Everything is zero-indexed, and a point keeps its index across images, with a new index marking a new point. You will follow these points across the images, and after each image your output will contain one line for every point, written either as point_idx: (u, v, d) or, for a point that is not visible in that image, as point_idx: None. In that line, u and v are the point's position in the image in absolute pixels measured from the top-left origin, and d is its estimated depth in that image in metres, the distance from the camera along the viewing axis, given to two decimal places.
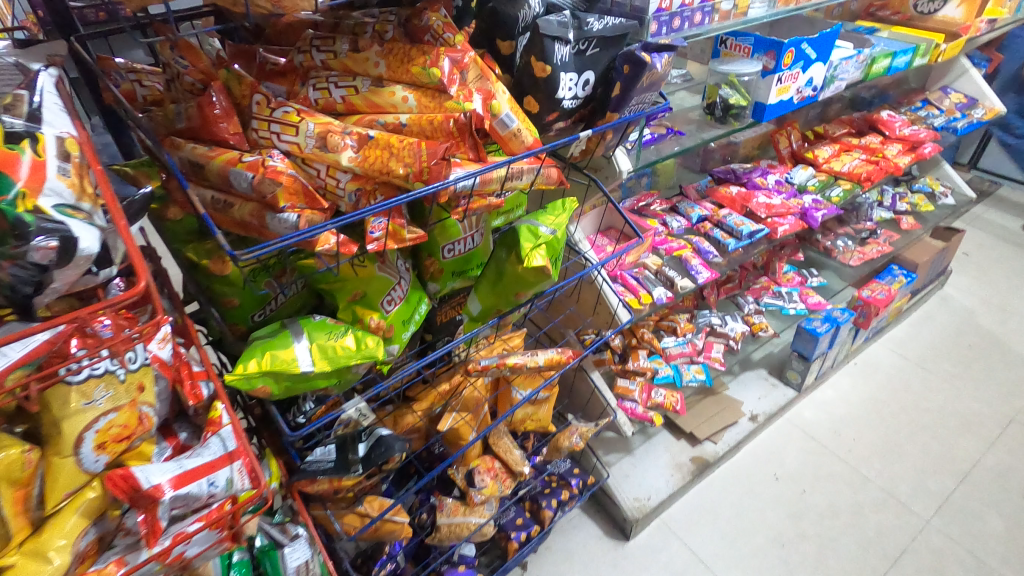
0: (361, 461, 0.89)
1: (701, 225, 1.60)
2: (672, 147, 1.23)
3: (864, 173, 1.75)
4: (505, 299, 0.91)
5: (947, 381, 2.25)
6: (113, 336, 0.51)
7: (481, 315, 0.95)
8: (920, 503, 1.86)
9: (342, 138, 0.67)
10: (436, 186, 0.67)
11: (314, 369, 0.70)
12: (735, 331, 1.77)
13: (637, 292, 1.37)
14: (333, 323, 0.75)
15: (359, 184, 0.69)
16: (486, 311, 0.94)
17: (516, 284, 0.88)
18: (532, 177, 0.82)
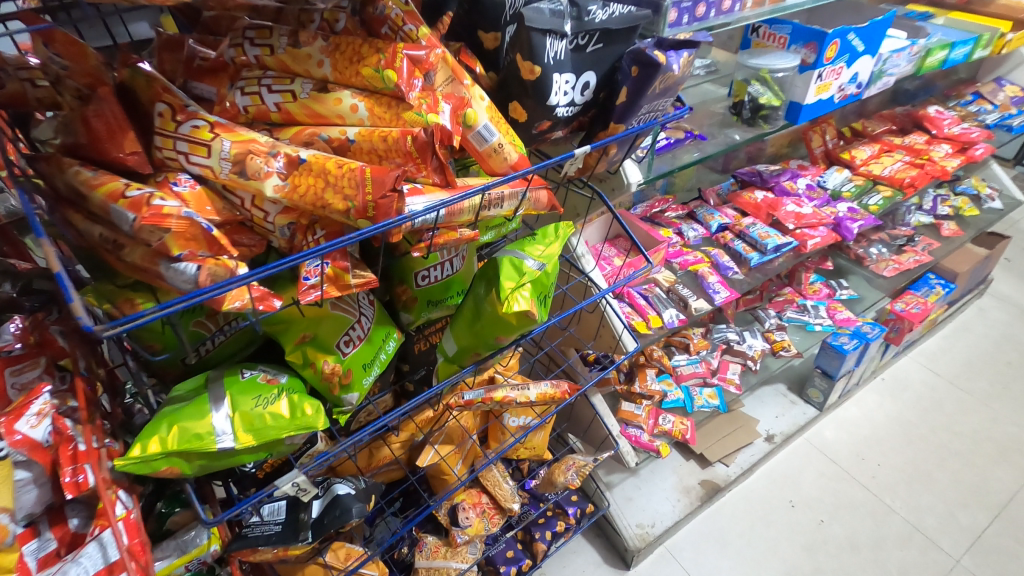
0: (313, 526, 0.76)
1: (721, 235, 1.44)
2: (690, 154, 1.07)
3: (907, 179, 1.57)
4: (485, 343, 0.77)
5: (984, 402, 2.08)
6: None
7: (459, 359, 0.81)
8: (949, 539, 1.71)
9: (265, 160, 0.53)
10: (383, 226, 0.53)
11: (235, 444, 0.57)
12: (753, 350, 1.62)
13: (646, 314, 1.22)
14: (265, 382, 0.61)
15: (291, 217, 0.56)
16: (464, 355, 0.80)
17: (495, 327, 0.73)
18: (516, 204, 0.68)
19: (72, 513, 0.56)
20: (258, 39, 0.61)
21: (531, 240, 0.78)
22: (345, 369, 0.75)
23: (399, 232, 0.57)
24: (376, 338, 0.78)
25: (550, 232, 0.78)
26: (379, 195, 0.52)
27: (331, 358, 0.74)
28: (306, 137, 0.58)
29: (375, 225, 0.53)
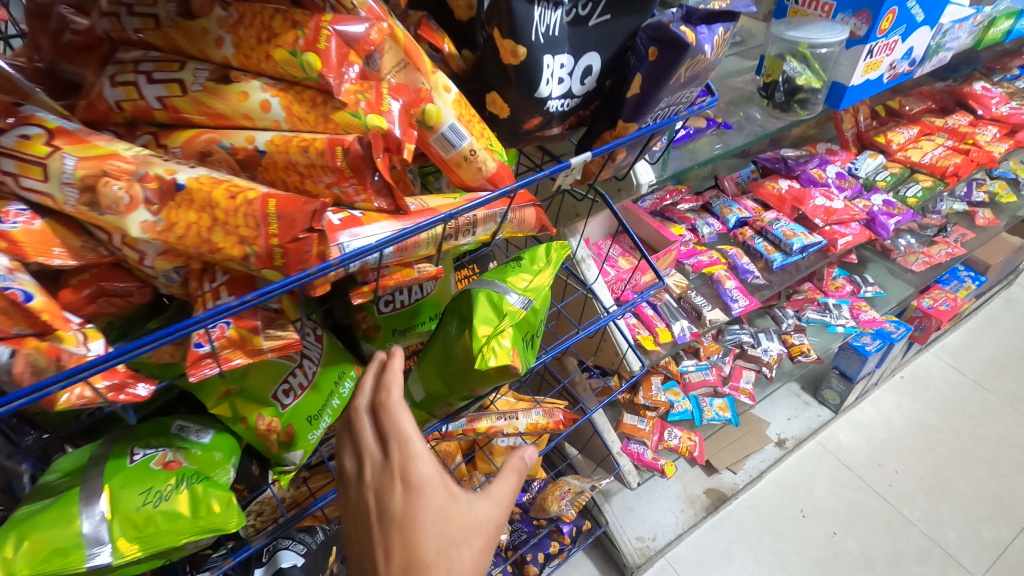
0: None
1: (739, 231, 1.28)
2: (712, 146, 0.91)
3: (951, 167, 1.40)
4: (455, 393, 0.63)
5: (1009, 404, 1.95)
6: None
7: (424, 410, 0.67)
8: (970, 555, 1.59)
9: (125, 186, 0.37)
10: (294, 282, 0.38)
11: (114, 558, 0.43)
12: (769, 355, 1.45)
13: (653, 327, 1.07)
14: (160, 467, 0.47)
15: (175, 260, 0.40)
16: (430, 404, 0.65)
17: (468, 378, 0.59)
18: (494, 227, 0.52)
19: None
20: (136, 6, 0.44)
21: (511, 264, 0.64)
22: (285, 425, 0.60)
23: (326, 281, 0.41)
24: (325, 384, 0.63)
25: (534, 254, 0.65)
26: (289, 238, 0.37)
27: (267, 412, 0.60)
28: (201, 145, 0.43)
29: (282, 281, 0.38)
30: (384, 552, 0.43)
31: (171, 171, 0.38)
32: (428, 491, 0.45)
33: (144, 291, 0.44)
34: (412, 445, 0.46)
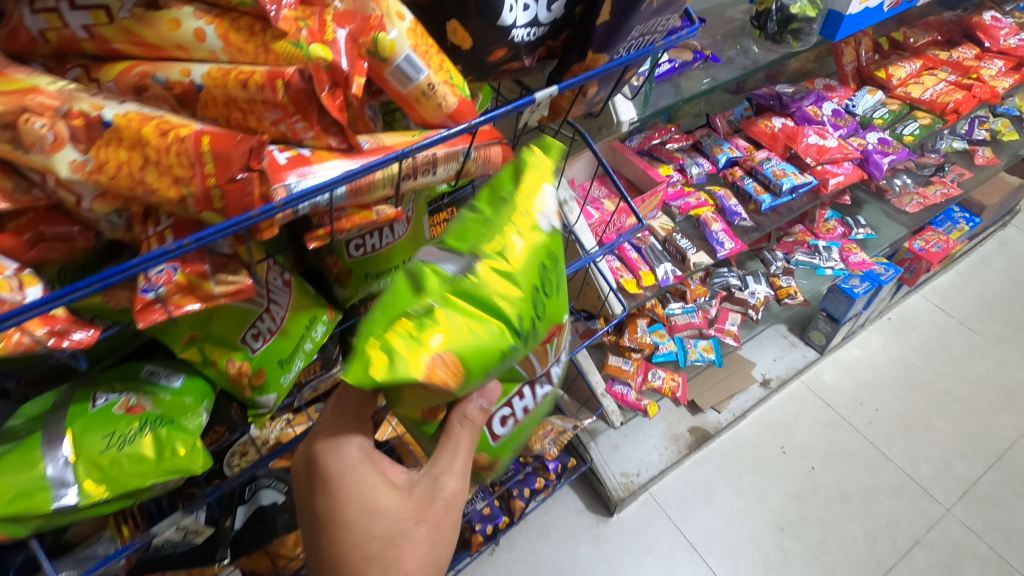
0: (230, 543, 0.67)
1: (729, 171, 1.25)
2: (700, 80, 0.87)
3: (951, 103, 1.35)
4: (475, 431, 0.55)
5: (993, 344, 1.97)
6: None
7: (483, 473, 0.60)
8: (942, 489, 1.65)
9: (47, 123, 0.35)
10: (234, 226, 0.36)
11: (81, 498, 0.44)
12: (756, 298, 1.45)
13: (636, 271, 1.06)
14: (123, 412, 0.47)
15: (113, 202, 0.39)
16: (502, 446, 0.58)
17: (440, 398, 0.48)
18: (455, 167, 0.50)
19: None
20: None
21: None
22: (256, 368, 0.60)
23: (273, 224, 0.40)
24: (295, 329, 0.63)
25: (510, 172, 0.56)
26: (226, 178, 0.35)
27: (236, 356, 0.59)
28: (134, 80, 0.40)
29: (221, 225, 0.36)
30: (330, 560, 0.46)
31: (97, 107, 0.36)
32: (352, 488, 0.47)
33: (88, 236, 0.42)
34: (331, 445, 0.48)
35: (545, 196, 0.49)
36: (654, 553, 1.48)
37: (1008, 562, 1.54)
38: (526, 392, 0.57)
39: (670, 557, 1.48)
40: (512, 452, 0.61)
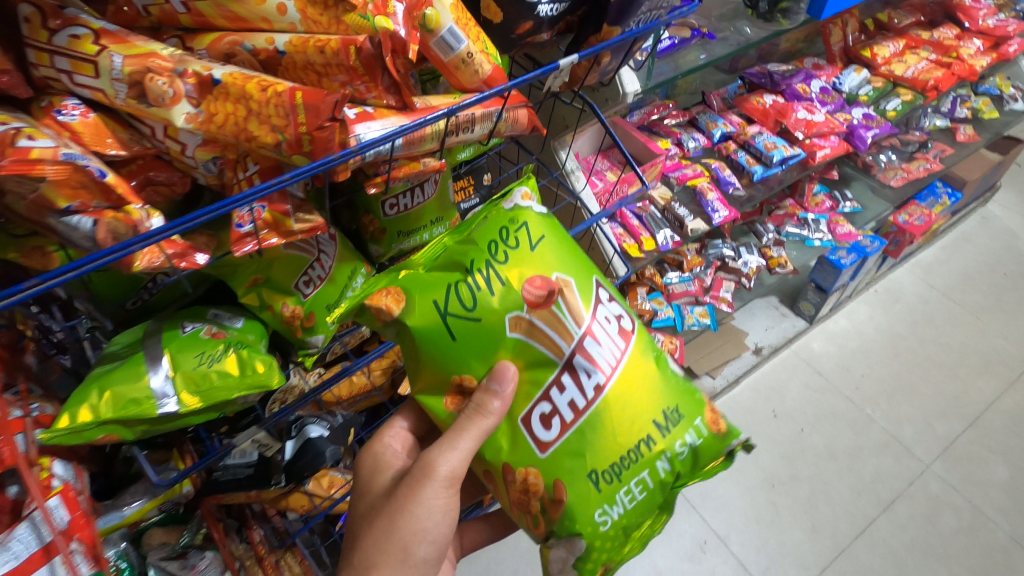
0: (285, 469, 0.75)
1: (723, 145, 1.33)
2: (696, 56, 0.95)
3: (931, 80, 1.43)
4: (517, 432, 0.56)
5: (974, 314, 2.05)
6: None
7: (570, 504, 0.55)
8: (923, 447, 1.74)
9: (169, 81, 0.42)
10: (321, 163, 0.43)
11: (179, 407, 0.52)
12: (749, 267, 1.55)
13: (638, 237, 1.14)
14: (209, 339, 0.56)
15: (213, 150, 0.46)
16: (564, 457, 0.55)
17: (443, 372, 0.56)
18: (490, 126, 0.58)
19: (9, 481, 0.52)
20: None
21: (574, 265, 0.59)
22: (308, 311, 0.68)
23: (348, 168, 0.48)
24: (340, 277, 0.70)
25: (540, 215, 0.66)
26: (316, 126, 0.43)
27: (290, 300, 0.67)
28: (225, 47, 0.47)
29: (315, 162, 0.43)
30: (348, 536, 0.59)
31: (207, 68, 0.43)
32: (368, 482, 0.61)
33: (185, 182, 0.50)
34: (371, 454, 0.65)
35: (517, 202, 0.59)
36: None
37: (982, 512, 1.63)
38: (566, 382, 0.55)
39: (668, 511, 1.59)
40: (581, 467, 0.55)
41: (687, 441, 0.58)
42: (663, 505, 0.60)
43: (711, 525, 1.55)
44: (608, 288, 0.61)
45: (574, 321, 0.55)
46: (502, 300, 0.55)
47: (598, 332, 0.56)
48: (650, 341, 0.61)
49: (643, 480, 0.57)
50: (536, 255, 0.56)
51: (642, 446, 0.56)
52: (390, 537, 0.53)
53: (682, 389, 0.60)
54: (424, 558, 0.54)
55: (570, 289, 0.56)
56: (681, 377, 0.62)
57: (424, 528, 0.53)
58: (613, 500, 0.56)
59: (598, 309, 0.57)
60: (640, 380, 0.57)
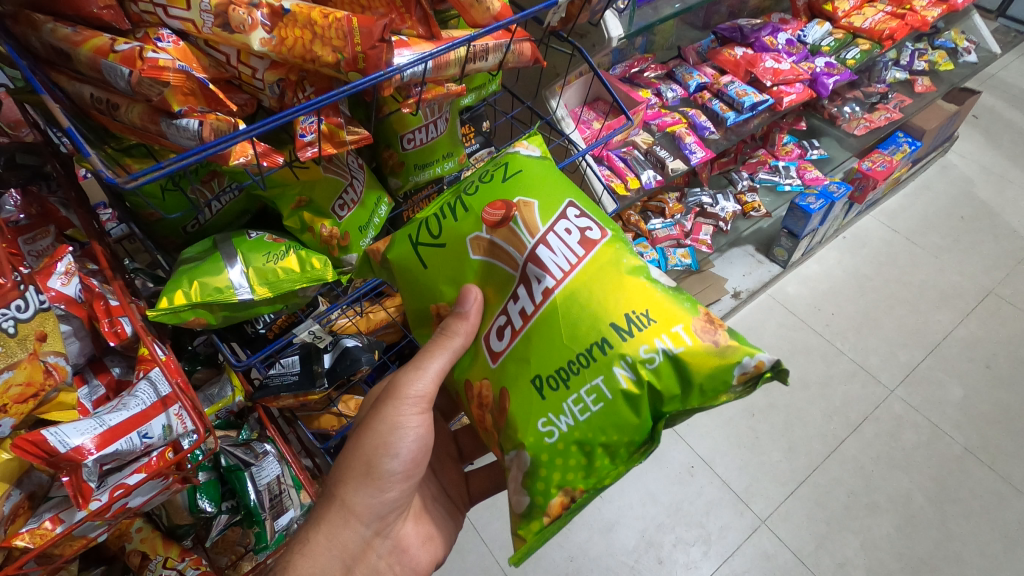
0: (327, 374, 0.85)
1: (699, 95, 1.44)
2: (672, 6, 1.05)
3: (887, 30, 1.55)
4: (477, 346, 0.63)
5: (934, 255, 1.95)
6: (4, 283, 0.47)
7: (513, 412, 0.58)
8: (888, 373, 1.67)
9: (248, 11, 0.52)
10: (376, 76, 0.53)
11: (253, 296, 0.65)
12: (726, 212, 1.68)
13: (624, 176, 1.26)
14: (272, 242, 0.68)
15: (280, 73, 0.56)
16: (511, 363, 0.59)
17: (423, 299, 0.65)
18: (500, 56, 0.68)
19: (112, 363, 0.60)
20: None
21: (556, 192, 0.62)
22: (343, 232, 0.76)
23: (391, 85, 0.59)
24: (369, 201, 0.79)
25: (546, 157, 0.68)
26: (369, 45, 0.52)
27: (327, 222, 0.75)
28: None
29: (367, 78, 0.53)
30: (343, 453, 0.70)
31: (277, 1, 0.53)
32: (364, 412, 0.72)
33: (252, 104, 0.58)
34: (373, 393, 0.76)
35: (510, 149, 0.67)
36: None
37: (943, 431, 1.57)
38: (519, 292, 0.59)
39: None
40: (527, 375, 0.58)
41: (654, 347, 0.55)
42: (639, 426, 0.56)
43: (698, 450, 1.49)
44: (583, 207, 0.62)
45: (529, 233, 0.59)
46: (465, 226, 0.62)
47: (553, 242, 0.59)
48: (624, 253, 0.59)
49: (598, 390, 0.56)
50: (506, 185, 0.62)
51: (595, 350, 0.56)
52: (357, 452, 0.62)
53: (656, 300, 0.56)
54: (391, 470, 0.62)
55: (530, 209, 0.60)
56: (667, 291, 0.58)
57: (385, 444, 0.61)
58: (559, 410, 0.57)
59: (558, 223, 0.60)
60: (596, 289, 0.57)
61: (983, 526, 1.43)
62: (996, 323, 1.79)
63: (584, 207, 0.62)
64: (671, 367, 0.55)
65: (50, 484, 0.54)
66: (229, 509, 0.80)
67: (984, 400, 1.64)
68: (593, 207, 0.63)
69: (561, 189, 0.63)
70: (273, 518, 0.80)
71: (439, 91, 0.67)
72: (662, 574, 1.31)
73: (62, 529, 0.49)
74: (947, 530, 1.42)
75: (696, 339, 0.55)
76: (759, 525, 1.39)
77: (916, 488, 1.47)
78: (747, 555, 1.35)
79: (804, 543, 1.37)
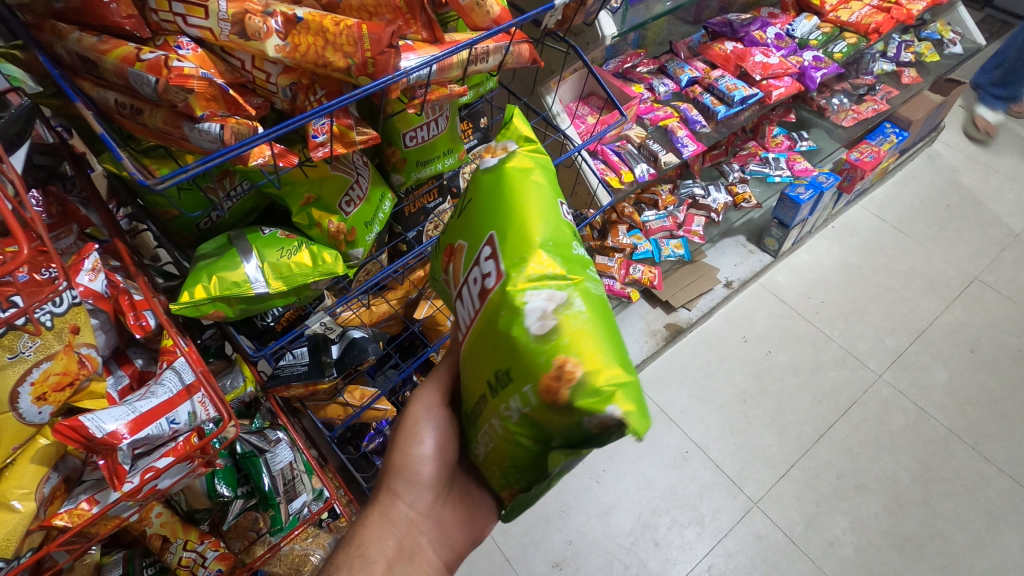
0: (335, 364, 0.88)
1: (691, 89, 1.48)
2: (663, 4, 1.08)
3: (873, 24, 1.58)
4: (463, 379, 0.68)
5: (921, 243, 2.00)
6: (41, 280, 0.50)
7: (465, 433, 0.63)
8: (876, 358, 1.72)
9: (263, 20, 0.55)
10: (384, 81, 0.56)
11: (269, 289, 0.69)
12: (717, 203, 1.72)
13: (618, 170, 1.29)
14: (285, 237, 0.72)
15: (293, 77, 0.59)
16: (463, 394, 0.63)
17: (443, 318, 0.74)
18: (500, 58, 0.71)
19: (135, 355, 0.64)
20: None
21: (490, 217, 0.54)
22: (349, 228, 0.79)
23: (398, 88, 0.62)
24: (373, 198, 0.82)
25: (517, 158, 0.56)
26: (378, 52, 0.56)
27: (335, 218, 0.77)
28: None
29: (377, 81, 0.56)
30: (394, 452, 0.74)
31: (290, 10, 0.56)
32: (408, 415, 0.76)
33: (266, 106, 0.61)
34: None
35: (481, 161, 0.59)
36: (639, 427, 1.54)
37: (928, 414, 1.62)
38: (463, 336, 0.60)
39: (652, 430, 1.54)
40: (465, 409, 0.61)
41: (511, 408, 0.48)
42: (538, 471, 0.52)
43: (692, 436, 1.53)
44: (498, 244, 0.51)
45: (457, 282, 0.57)
46: (437, 266, 0.64)
47: (465, 294, 0.55)
48: (507, 300, 0.48)
49: (491, 436, 0.54)
50: (458, 220, 0.59)
51: (482, 400, 0.53)
52: (393, 444, 0.66)
53: (517, 356, 0.47)
54: (422, 457, 0.63)
55: (461, 255, 0.57)
56: (535, 342, 0.46)
57: (412, 432, 0.64)
58: (477, 443, 0.58)
59: (472, 271, 0.54)
60: (483, 341, 0.51)
61: (966, 504, 1.48)
62: (980, 309, 1.84)
63: (499, 241, 0.51)
64: (535, 425, 0.48)
65: (83, 468, 0.58)
66: (245, 494, 0.83)
67: (968, 383, 1.69)
68: (515, 230, 0.50)
69: (493, 215, 0.53)
70: (286, 502, 0.84)
71: (444, 90, 0.70)
72: (658, 555, 1.36)
73: (97, 510, 0.53)
74: (931, 508, 1.47)
75: (546, 400, 0.45)
76: (751, 507, 1.44)
77: (901, 469, 1.53)
78: (740, 536, 1.40)
79: (795, 524, 1.42)
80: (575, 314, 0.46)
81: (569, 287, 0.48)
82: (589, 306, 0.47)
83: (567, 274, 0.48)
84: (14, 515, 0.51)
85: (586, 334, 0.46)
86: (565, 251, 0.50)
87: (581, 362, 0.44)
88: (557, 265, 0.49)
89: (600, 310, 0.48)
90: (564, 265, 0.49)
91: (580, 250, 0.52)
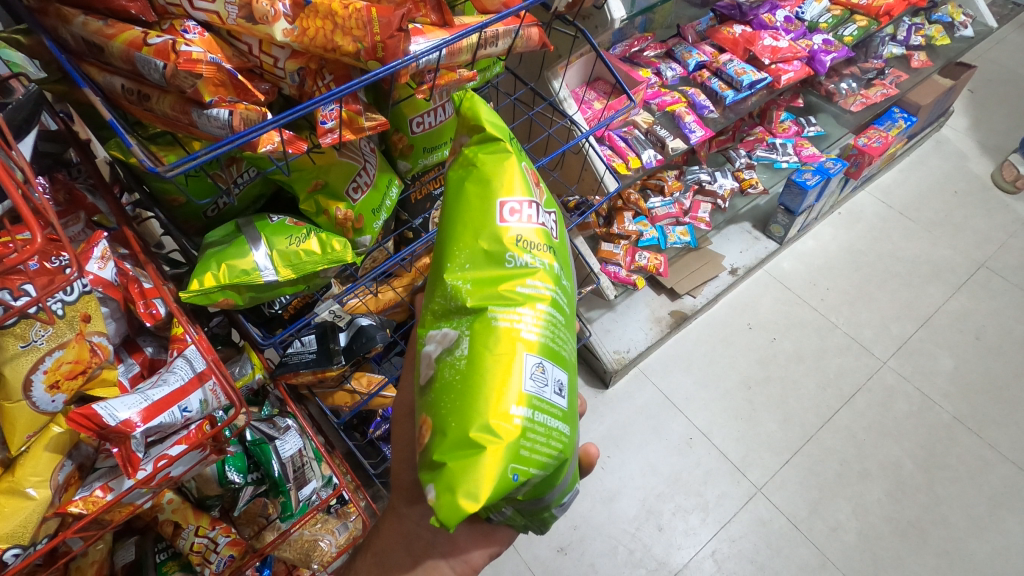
0: (343, 351, 0.88)
1: (698, 74, 1.46)
2: None
3: (884, 6, 1.56)
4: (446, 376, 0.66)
5: (927, 229, 1.98)
6: (50, 269, 0.51)
7: None
8: (881, 345, 1.71)
9: (270, 3, 0.53)
10: (395, 66, 0.55)
11: (277, 277, 0.69)
12: (724, 189, 1.71)
13: (625, 156, 1.28)
14: (293, 224, 0.71)
15: (301, 61, 0.58)
16: None
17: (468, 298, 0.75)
18: (509, 42, 0.70)
19: (145, 343, 0.64)
20: None
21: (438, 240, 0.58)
22: (357, 214, 0.78)
23: (407, 72, 0.61)
24: (380, 183, 0.81)
25: (467, 175, 0.55)
26: (389, 35, 0.55)
27: (343, 204, 0.77)
28: None
29: (387, 65, 0.55)
30: None
31: None
32: None
33: (274, 92, 0.60)
34: None
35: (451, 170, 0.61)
36: (642, 414, 1.54)
37: (933, 401, 1.62)
38: None
39: (656, 417, 1.54)
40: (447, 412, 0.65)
41: None
42: None
43: (696, 422, 1.54)
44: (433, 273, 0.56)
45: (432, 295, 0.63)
46: None
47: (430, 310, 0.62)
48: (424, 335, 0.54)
49: None
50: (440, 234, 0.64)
51: None
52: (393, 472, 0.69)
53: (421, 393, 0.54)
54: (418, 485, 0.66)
55: None
56: (425, 383, 0.52)
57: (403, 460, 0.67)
58: None
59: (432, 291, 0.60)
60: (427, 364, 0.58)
61: (969, 489, 1.49)
62: (986, 296, 1.83)
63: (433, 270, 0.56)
64: None
65: (96, 456, 0.58)
66: (255, 481, 0.84)
67: (973, 370, 1.69)
68: (439, 262, 0.54)
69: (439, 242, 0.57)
70: (296, 488, 0.84)
71: (451, 73, 0.69)
72: (662, 540, 1.37)
73: (112, 497, 0.53)
74: (935, 494, 1.48)
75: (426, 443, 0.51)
76: (755, 493, 1.44)
77: (905, 455, 1.53)
78: (743, 521, 1.40)
79: (798, 509, 1.43)
80: (452, 362, 0.49)
81: (463, 328, 0.50)
82: (470, 354, 0.48)
83: (468, 311, 0.50)
84: (29, 501, 0.51)
85: (452, 387, 0.48)
86: (481, 280, 0.51)
87: (438, 415, 0.48)
88: (459, 300, 0.50)
89: (487, 356, 0.47)
90: (467, 300, 0.50)
91: (511, 272, 0.50)
